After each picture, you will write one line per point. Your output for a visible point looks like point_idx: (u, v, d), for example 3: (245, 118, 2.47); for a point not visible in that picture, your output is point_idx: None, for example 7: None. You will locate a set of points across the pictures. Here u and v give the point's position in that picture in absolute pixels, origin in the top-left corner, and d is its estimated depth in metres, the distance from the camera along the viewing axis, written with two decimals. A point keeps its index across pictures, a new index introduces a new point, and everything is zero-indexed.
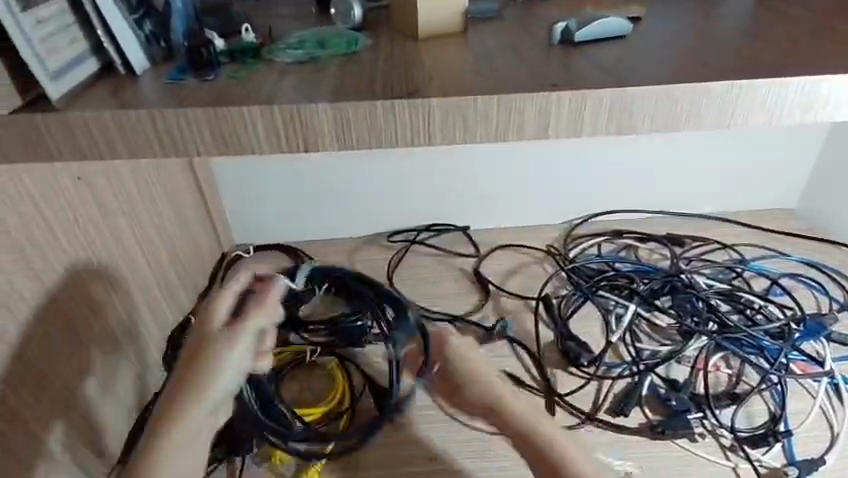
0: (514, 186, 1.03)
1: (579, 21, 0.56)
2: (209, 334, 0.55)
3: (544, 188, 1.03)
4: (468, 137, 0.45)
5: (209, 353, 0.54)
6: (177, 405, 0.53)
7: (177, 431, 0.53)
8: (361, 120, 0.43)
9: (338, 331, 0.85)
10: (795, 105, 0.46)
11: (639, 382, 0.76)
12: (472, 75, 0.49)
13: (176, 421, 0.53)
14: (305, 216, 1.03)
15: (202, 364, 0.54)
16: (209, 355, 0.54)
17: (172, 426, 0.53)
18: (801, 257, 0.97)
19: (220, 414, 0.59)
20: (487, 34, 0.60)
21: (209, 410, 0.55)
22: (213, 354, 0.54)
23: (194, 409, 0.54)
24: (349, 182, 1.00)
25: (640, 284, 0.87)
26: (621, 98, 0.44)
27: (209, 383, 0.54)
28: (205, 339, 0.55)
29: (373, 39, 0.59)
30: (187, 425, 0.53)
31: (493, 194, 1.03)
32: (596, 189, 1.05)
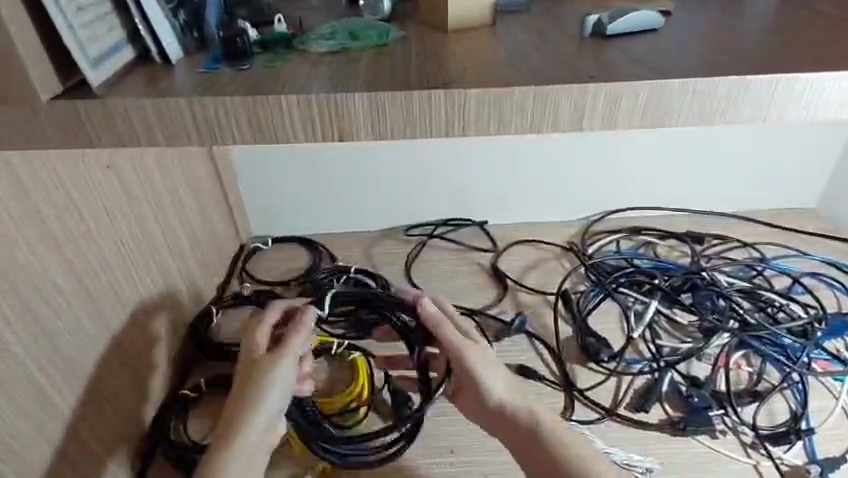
0: (532, 181, 1.03)
1: (611, 14, 0.56)
2: (256, 360, 0.60)
3: (563, 183, 1.03)
4: (502, 129, 0.45)
5: (261, 375, 0.59)
6: (235, 424, 0.57)
7: (232, 455, 0.55)
8: (397, 111, 0.43)
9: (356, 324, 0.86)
10: (833, 101, 0.45)
11: (659, 379, 0.75)
12: (506, 67, 0.49)
13: (227, 444, 0.56)
14: (324, 208, 1.04)
15: (256, 385, 0.59)
16: (257, 377, 0.59)
17: (234, 443, 0.56)
18: (823, 257, 0.96)
19: (271, 440, 0.61)
20: (516, 27, 0.60)
21: (261, 433, 0.58)
22: (261, 376, 0.59)
23: (253, 425, 0.58)
24: (368, 175, 1.01)
25: (660, 280, 0.87)
26: (657, 91, 0.44)
27: (262, 398, 0.58)
28: (254, 364, 0.60)
29: (403, 31, 0.59)
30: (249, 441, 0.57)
31: (511, 189, 1.03)
32: (615, 186, 1.04)
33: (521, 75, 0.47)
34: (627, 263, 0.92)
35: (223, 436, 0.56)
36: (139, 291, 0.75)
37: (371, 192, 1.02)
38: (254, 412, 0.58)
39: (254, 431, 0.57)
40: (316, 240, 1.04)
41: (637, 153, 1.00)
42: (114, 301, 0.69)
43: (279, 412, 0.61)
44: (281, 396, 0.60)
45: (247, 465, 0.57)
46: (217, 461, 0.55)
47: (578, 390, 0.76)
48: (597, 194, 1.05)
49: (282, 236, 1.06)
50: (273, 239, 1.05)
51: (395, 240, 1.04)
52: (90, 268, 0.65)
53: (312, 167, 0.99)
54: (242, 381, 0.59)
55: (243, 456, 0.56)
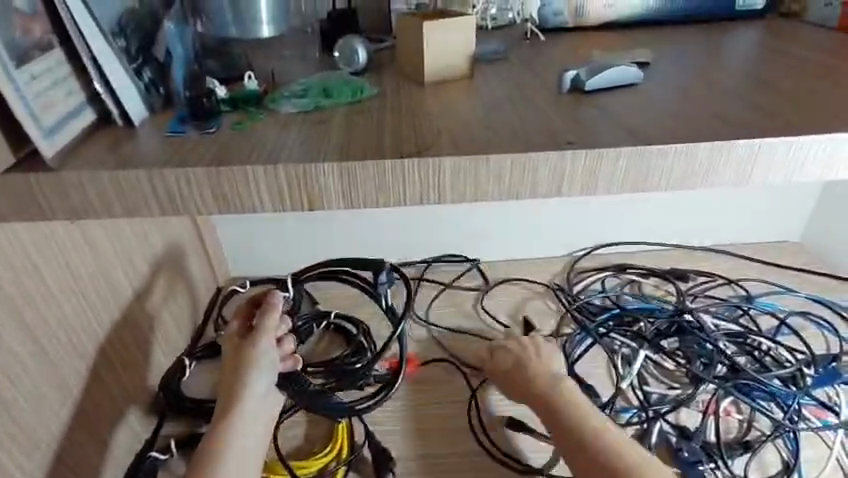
0: (511, 232, 1.03)
1: (590, 69, 0.55)
2: (241, 343, 0.66)
3: (540, 234, 1.04)
4: (479, 195, 0.43)
5: (243, 350, 0.65)
6: (230, 393, 0.61)
7: (232, 422, 0.59)
8: (369, 179, 0.42)
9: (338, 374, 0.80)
10: (817, 162, 0.44)
11: (648, 429, 0.73)
12: (485, 126, 0.47)
13: (226, 415, 0.59)
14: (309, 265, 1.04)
15: (243, 364, 0.64)
16: (245, 357, 0.65)
17: (229, 409, 0.60)
18: (810, 295, 0.95)
19: (274, 415, 0.64)
20: (494, 79, 0.59)
21: (259, 404, 0.62)
22: (246, 349, 0.65)
23: (245, 393, 0.61)
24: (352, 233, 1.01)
25: (645, 325, 0.86)
26: (637, 155, 0.43)
27: (249, 368, 0.63)
28: (237, 344, 0.67)
29: (379, 84, 0.58)
30: (242, 405, 0.60)
31: (491, 237, 1.03)
32: (595, 227, 1.04)
33: (499, 135, 0.45)
34: (611, 305, 0.91)
35: (221, 412, 0.60)
36: (106, 348, 0.71)
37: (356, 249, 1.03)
38: (249, 385, 0.62)
39: (250, 403, 0.61)
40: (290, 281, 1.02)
41: (614, 210, 1.03)
42: (78, 363, 0.66)
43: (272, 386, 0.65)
44: (270, 368, 0.65)
45: (250, 431, 0.59)
46: (221, 430, 0.58)
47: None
48: (577, 232, 1.05)
49: (259, 278, 1.03)
50: (252, 280, 1.01)
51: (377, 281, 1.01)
52: (51, 330, 0.61)
53: (292, 224, 1.00)
54: (232, 364, 0.65)
55: (243, 423, 0.59)
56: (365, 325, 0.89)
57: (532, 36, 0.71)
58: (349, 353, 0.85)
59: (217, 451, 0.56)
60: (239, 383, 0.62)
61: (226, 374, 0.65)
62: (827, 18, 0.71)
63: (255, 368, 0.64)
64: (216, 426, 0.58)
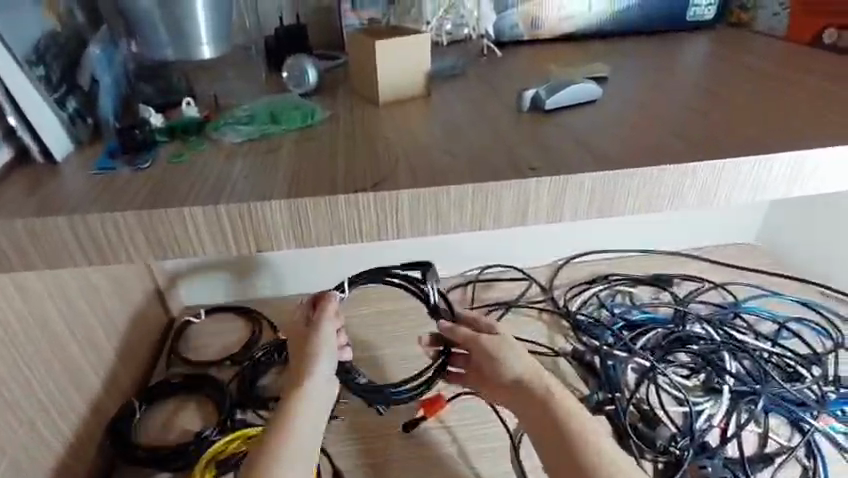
0: (473, 253, 1.04)
1: (550, 87, 0.53)
2: (304, 330, 0.61)
3: (505, 249, 1.05)
4: (441, 227, 0.41)
5: (307, 344, 0.60)
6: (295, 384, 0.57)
7: (293, 411, 0.55)
8: (321, 217, 0.39)
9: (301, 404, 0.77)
10: (781, 180, 0.44)
11: (679, 453, 0.71)
12: (443, 151, 0.45)
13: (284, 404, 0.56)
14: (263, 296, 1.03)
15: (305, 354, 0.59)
16: (308, 346, 0.60)
17: (292, 400, 0.56)
18: (797, 298, 0.95)
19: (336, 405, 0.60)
20: (451, 97, 0.57)
21: (323, 391, 0.57)
22: (311, 343, 0.60)
23: (310, 382, 0.57)
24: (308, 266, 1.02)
25: (654, 334, 0.86)
26: (602, 180, 0.41)
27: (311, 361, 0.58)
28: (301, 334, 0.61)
29: (330, 106, 0.55)
30: (306, 395, 0.56)
31: (453, 258, 1.04)
32: (575, 238, 1.05)
33: (459, 162, 0.43)
34: (615, 316, 0.91)
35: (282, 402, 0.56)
36: (41, 399, 0.65)
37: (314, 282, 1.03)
38: (309, 374, 0.58)
39: (314, 391, 0.57)
40: (251, 307, 0.99)
41: (574, 229, 1.04)
42: (9, 420, 0.59)
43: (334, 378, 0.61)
44: (329, 355, 0.60)
45: (311, 420, 0.55)
46: (282, 420, 0.54)
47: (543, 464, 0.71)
48: (557, 243, 1.06)
49: (215, 306, 1.00)
50: (207, 310, 0.98)
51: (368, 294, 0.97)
52: None
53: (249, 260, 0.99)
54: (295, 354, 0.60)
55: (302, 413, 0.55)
56: None
57: (487, 52, 0.69)
58: None
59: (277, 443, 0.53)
60: (301, 375, 0.58)
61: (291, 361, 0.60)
62: (773, 28, 0.72)
63: (317, 359, 0.59)
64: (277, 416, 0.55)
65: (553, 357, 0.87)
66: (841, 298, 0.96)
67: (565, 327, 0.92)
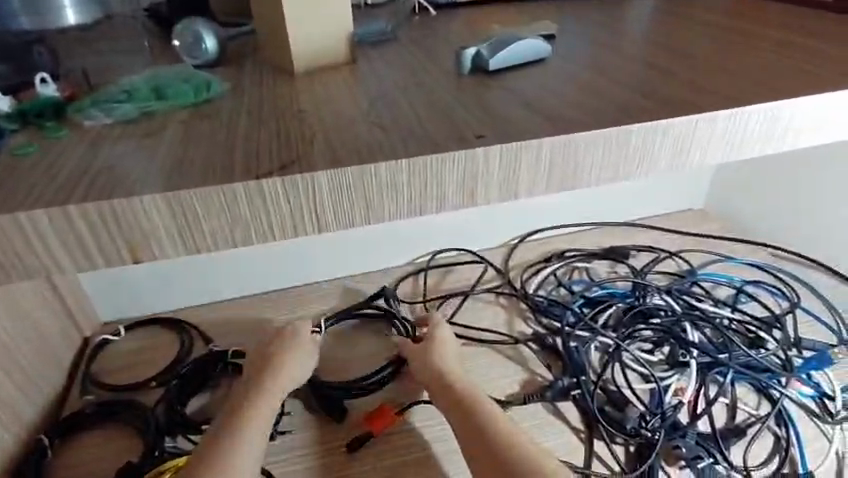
0: (427, 237, 0.98)
1: (492, 44, 0.46)
2: (288, 330, 0.62)
3: (455, 231, 0.99)
4: (371, 215, 0.33)
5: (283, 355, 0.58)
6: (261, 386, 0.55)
7: (263, 400, 0.53)
8: (220, 211, 0.31)
9: None
10: (755, 136, 0.39)
11: (651, 435, 0.66)
12: (369, 120, 0.37)
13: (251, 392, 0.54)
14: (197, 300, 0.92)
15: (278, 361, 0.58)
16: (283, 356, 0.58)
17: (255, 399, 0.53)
18: (750, 261, 0.94)
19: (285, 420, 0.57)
20: (381, 62, 0.49)
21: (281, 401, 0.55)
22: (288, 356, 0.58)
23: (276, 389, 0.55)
24: (258, 261, 0.92)
25: (614, 309, 0.82)
26: (562, 144, 0.34)
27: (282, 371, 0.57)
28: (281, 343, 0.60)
29: (235, 79, 0.46)
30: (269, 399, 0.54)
31: (406, 244, 0.97)
32: (528, 215, 1.01)
33: (393, 134, 0.35)
34: (575, 294, 0.86)
35: (247, 392, 0.54)
36: None
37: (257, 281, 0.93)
38: (283, 371, 0.57)
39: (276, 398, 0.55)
40: (183, 319, 0.88)
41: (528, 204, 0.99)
42: None
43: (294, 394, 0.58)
44: (309, 355, 0.60)
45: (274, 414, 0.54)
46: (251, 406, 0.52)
47: None
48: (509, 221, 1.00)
49: (138, 321, 0.89)
50: (128, 326, 0.87)
51: (302, 294, 0.92)
52: None
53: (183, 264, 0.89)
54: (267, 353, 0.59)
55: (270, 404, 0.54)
56: None
57: (420, 13, 0.62)
58: None
59: (240, 431, 0.50)
60: (270, 374, 0.56)
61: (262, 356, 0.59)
62: None
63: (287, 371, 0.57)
64: (242, 402, 0.53)
65: (512, 345, 0.81)
66: (791, 257, 0.95)
67: (523, 310, 0.87)
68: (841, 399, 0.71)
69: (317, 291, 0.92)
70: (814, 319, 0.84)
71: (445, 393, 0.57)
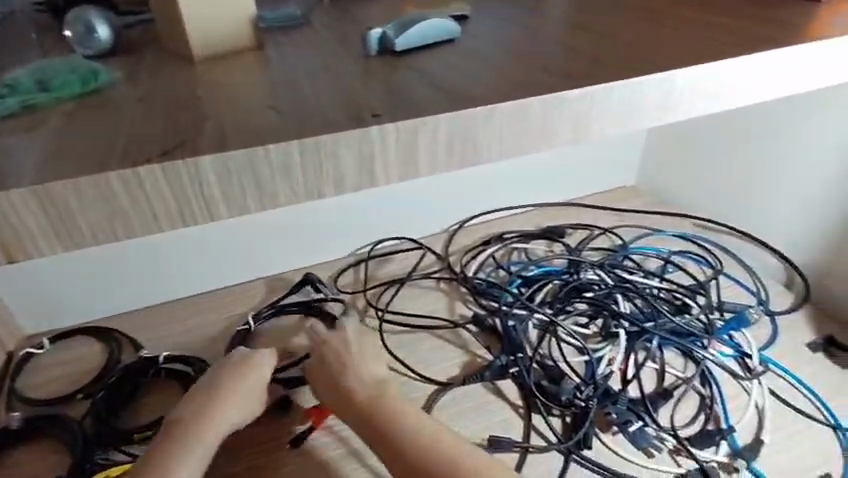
0: (367, 227, 0.97)
1: (398, 24, 0.45)
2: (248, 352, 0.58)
3: (393, 218, 0.98)
4: (267, 202, 0.32)
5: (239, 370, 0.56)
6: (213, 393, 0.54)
7: (210, 411, 0.52)
8: (98, 204, 0.29)
9: None
10: (651, 105, 0.40)
11: (584, 404, 0.69)
12: (265, 103, 0.36)
13: (214, 395, 0.53)
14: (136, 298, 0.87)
15: (235, 375, 0.56)
16: (238, 369, 0.56)
17: (204, 407, 0.53)
18: (677, 232, 0.98)
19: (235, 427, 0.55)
20: (288, 45, 0.47)
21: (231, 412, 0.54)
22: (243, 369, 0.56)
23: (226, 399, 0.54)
24: (192, 262, 0.88)
25: (551, 286, 0.84)
26: (459, 121, 0.35)
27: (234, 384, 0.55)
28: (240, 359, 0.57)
29: (131, 68, 0.44)
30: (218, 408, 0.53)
31: (346, 233, 0.95)
32: (466, 199, 1.01)
33: (287, 116, 0.34)
34: (512, 274, 0.88)
35: (211, 392, 0.54)
36: None
37: (198, 276, 0.89)
38: (236, 384, 0.55)
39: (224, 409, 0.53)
40: (112, 326, 0.84)
41: (464, 188, 1.00)
42: None
43: (249, 406, 0.56)
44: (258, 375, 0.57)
45: (232, 423, 0.54)
46: (212, 410, 0.52)
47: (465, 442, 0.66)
48: (448, 206, 1.01)
49: (64, 330, 0.84)
50: (52, 337, 0.82)
51: (237, 293, 0.89)
52: None
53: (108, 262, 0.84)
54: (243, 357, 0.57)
55: (233, 412, 0.54)
56: (203, 361, 0.75)
57: None
58: None
59: (184, 438, 0.50)
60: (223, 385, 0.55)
61: (239, 358, 0.57)
62: None
63: (239, 384, 0.55)
64: (203, 404, 0.53)
65: (452, 328, 0.82)
66: (713, 227, 0.99)
67: (464, 294, 0.87)
68: (758, 356, 0.76)
69: (254, 290, 0.90)
70: (735, 283, 0.88)
71: (349, 406, 0.55)
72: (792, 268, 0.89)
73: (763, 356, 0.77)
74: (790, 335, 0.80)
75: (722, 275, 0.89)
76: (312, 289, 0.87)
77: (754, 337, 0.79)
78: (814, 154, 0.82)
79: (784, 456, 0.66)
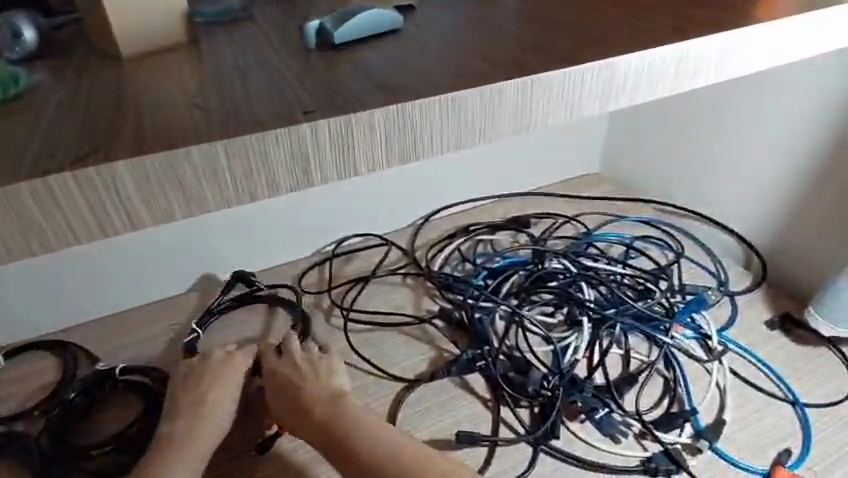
0: (331, 225, 0.94)
1: (337, 17, 0.43)
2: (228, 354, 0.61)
3: (357, 215, 0.95)
4: (194, 208, 0.31)
5: (224, 374, 0.59)
6: (205, 398, 0.57)
7: (204, 414, 0.56)
8: (6, 216, 0.27)
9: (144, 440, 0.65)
10: (595, 92, 0.39)
11: (551, 394, 0.69)
12: (193, 104, 0.34)
13: (204, 399, 0.57)
14: (93, 310, 0.84)
15: (219, 378, 0.59)
16: (220, 372, 0.59)
17: (199, 412, 0.56)
18: (640, 218, 0.99)
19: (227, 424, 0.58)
20: (227, 40, 0.45)
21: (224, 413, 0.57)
22: (230, 373, 0.59)
23: (218, 403, 0.57)
24: (144, 267, 0.84)
25: (516, 277, 0.84)
26: (394, 115, 0.33)
27: (222, 388, 0.58)
28: (224, 360, 0.60)
29: (56, 71, 0.41)
30: (214, 412, 0.56)
31: (311, 231, 0.93)
32: (432, 192, 0.99)
33: (213, 116, 0.32)
34: (478, 267, 0.87)
35: (203, 397, 0.57)
36: None
37: (158, 283, 0.86)
38: (223, 389, 0.58)
39: (218, 412, 0.57)
40: (67, 340, 0.81)
41: (429, 181, 0.98)
42: None
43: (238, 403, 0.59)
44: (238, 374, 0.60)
45: (225, 420, 0.57)
46: (203, 413, 0.56)
47: (434, 439, 0.66)
48: (414, 200, 0.99)
49: (16, 346, 0.80)
50: (4, 354, 0.78)
51: (198, 299, 0.86)
52: None
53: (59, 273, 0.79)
54: (225, 359, 0.61)
55: (223, 409, 0.57)
56: (164, 372, 0.73)
57: None
58: (146, 413, 0.68)
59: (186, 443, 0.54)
60: (209, 392, 0.57)
61: (221, 358, 0.61)
62: None
63: (228, 387, 0.58)
64: (197, 409, 0.56)
65: (419, 325, 0.81)
66: (674, 212, 1.00)
67: (430, 289, 0.86)
68: (717, 336, 0.77)
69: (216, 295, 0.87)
70: (696, 266, 0.90)
71: (312, 420, 0.55)
72: (748, 247, 0.90)
73: (723, 336, 0.78)
74: (749, 315, 0.82)
75: (682, 258, 0.91)
76: (244, 285, 0.87)
77: (713, 319, 0.81)
78: (767, 134, 0.84)
79: (743, 433, 0.67)
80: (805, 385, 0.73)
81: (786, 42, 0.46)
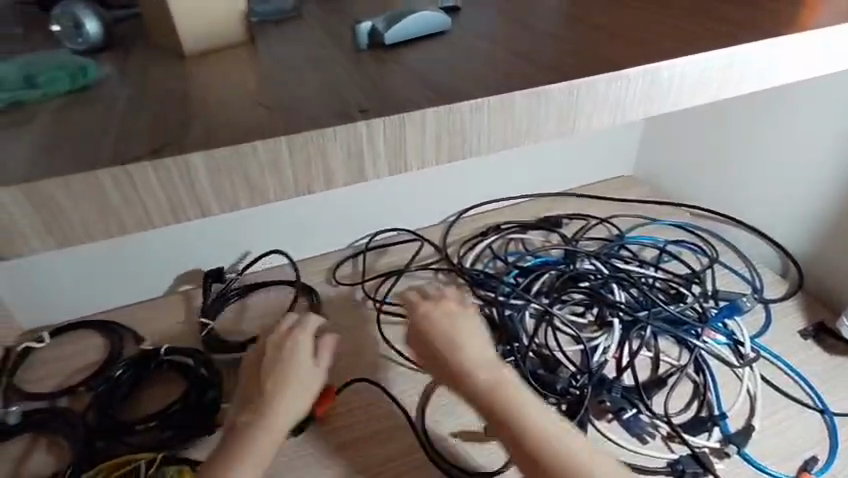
0: (365, 219, 0.96)
1: (388, 18, 0.44)
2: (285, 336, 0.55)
3: (391, 210, 0.97)
4: (256, 199, 0.33)
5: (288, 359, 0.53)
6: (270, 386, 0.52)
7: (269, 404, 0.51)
8: (90, 199, 0.30)
9: (185, 418, 0.68)
10: (639, 95, 0.40)
11: (580, 393, 0.69)
12: (255, 100, 0.36)
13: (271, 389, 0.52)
14: (118, 295, 0.86)
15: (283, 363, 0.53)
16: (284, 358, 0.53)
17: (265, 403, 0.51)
18: (675, 222, 0.98)
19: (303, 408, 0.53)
20: (282, 39, 0.47)
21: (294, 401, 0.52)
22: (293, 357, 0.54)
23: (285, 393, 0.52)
24: (170, 252, 0.86)
25: (547, 276, 0.84)
26: (445, 115, 0.35)
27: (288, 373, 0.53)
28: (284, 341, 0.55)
29: (120, 64, 0.44)
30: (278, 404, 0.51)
31: (345, 223, 0.95)
32: (464, 189, 1.00)
33: (272, 113, 0.34)
34: (509, 265, 0.88)
35: (286, 380, 0.52)
36: None
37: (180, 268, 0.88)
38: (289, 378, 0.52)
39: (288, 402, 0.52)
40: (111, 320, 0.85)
41: (463, 177, 0.99)
42: None
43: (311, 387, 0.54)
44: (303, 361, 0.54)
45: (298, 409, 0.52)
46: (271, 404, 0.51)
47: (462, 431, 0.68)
48: (447, 197, 1.00)
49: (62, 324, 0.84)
50: (52, 331, 0.83)
51: None
52: None
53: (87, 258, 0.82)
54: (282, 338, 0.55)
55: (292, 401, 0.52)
56: (205, 355, 0.76)
57: None
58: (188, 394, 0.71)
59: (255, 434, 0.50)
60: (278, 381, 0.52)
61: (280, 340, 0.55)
62: None
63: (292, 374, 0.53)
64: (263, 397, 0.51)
65: None
66: (709, 217, 0.99)
67: (461, 284, 0.88)
68: (750, 342, 0.77)
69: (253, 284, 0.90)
70: (730, 272, 0.89)
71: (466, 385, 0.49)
72: (785, 255, 0.89)
73: (757, 343, 0.77)
74: (783, 324, 0.81)
75: (716, 264, 0.90)
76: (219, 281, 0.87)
77: (747, 326, 0.80)
78: (807, 141, 0.82)
79: (773, 439, 0.67)
80: (838, 394, 0.71)
81: (834, 50, 0.45)
